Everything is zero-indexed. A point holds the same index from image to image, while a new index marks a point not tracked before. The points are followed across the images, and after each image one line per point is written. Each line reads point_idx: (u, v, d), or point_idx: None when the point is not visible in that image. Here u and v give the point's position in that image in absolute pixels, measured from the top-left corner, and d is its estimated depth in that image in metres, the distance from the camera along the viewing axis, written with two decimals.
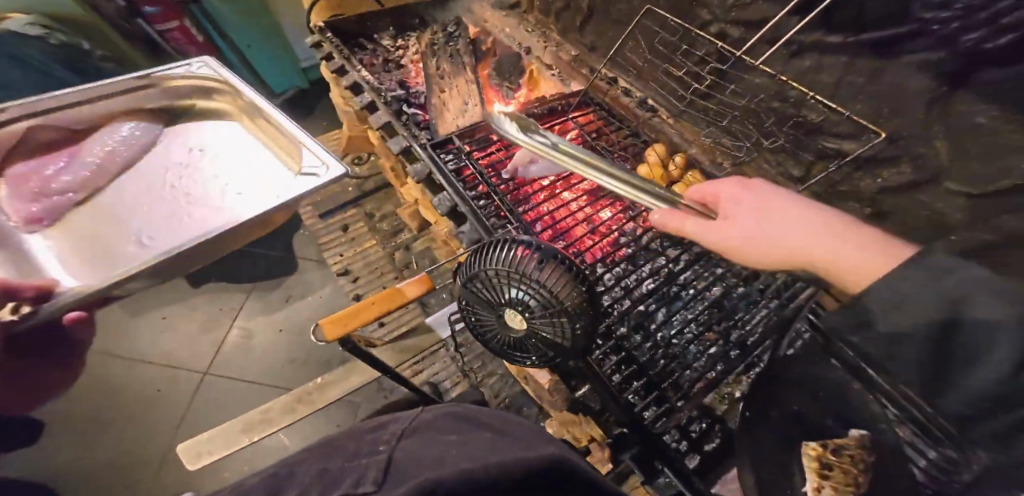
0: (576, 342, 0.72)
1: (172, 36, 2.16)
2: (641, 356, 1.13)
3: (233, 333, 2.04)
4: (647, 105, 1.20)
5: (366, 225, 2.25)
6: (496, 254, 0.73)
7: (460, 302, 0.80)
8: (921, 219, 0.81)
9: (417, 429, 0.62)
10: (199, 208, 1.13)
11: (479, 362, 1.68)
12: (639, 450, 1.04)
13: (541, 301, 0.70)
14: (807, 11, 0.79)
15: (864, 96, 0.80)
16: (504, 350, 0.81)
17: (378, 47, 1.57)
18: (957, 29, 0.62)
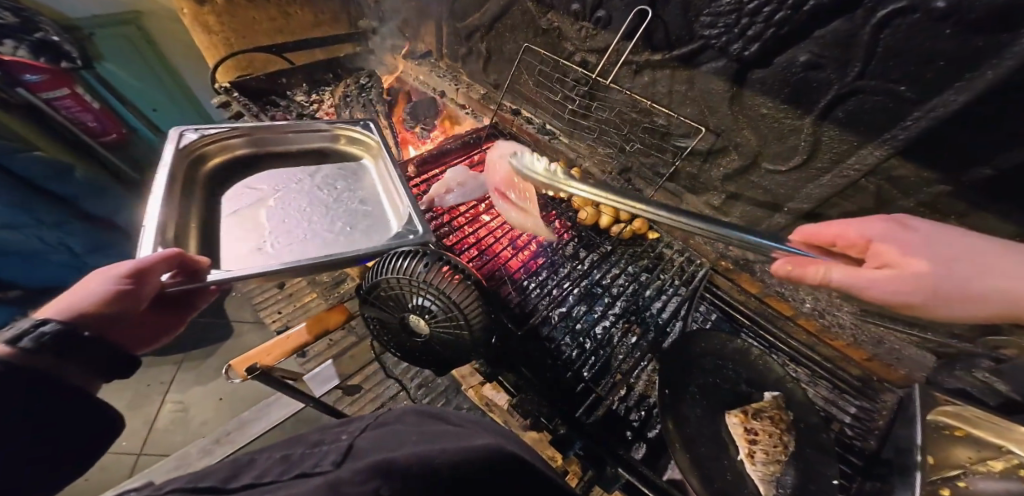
0: (478, 334, 0.75)
1: (63, 105, 1.84)
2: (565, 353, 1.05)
3: (164, 410, 1.87)
4: (545, 129, 1.36)
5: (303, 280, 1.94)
6: (396, 264, 0.78)
7: (370, 319, 0.83)
8: (762, 196, 0.99)
9: (382, 423, 0.54)
10: (312, 243, 0.97)
11: (442, 399, 1.54)
12: (583, 443, 0.90)
13: (438, 299, 0.74)
14: (634, 36, 0.99)
15: (689, 101, 0.99)
16: (426, 362, 0.82)
17: (293, 104, 1.64)
18: (727, 42, 0.83)
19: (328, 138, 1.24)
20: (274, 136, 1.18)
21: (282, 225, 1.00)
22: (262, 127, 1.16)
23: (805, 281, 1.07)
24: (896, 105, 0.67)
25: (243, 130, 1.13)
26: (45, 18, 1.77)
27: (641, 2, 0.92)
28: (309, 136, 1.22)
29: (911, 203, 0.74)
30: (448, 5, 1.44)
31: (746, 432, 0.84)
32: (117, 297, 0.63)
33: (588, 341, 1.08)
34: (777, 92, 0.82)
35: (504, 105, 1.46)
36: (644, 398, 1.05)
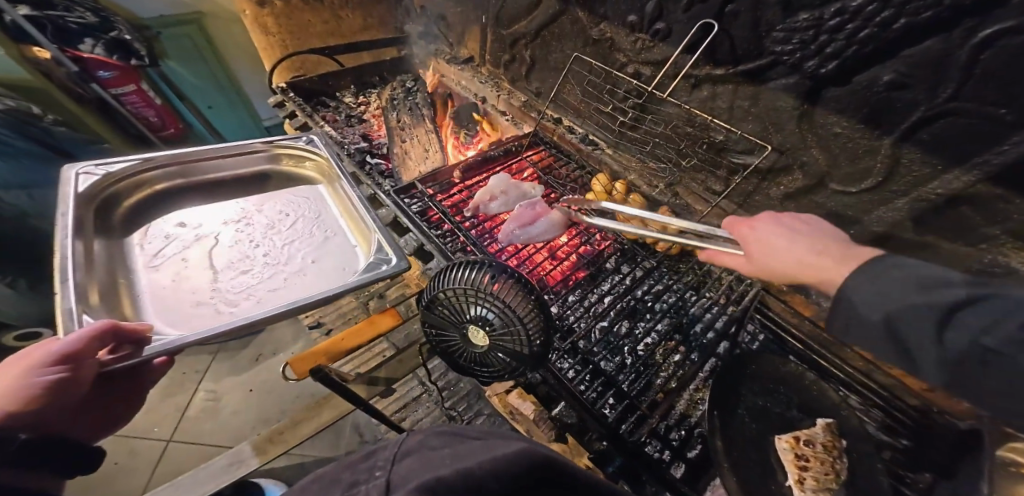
0: (536, 348, 0.74)
1: (130, 100, 2.14)
2: (609, 369, 1.01)
3: (197, 397, 1.93)
4: (589, 140, 1.34)
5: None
6: (459, 274, 0.78)
7: (425, 327, 0.83)
8: (824, 217, 0.95)
9: (409, 452, 0.51)
10: (273, 282, 0.95)
11: (466, 404, 1.52)
12: (623, 461, 0.85)
13: (499, 311, 0.74)
14: (695, 50, 0.97)
15: (751, 117, 0.96)
16: (477, 372, 0.81)
17: (341, 105, 1.68)
18: (800, 58, 0.81)
19: (268, 160, 1.19)
20: (201, 164, 1.11)
21: (241, 262, 0.98)
22: (187, 155, 1.09)
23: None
24: (991, 130, 0.62)
25: (159, 161, 1.06)
26: (122, 19, 1.98)
27: (706, 15, 0.90)
28: (249, 159, 1.17)
29: (997, 231, 0.68)
30: (495, 12, 1.44)
31: (796, 458, 0.76)
32: (40, 392, 0.63)
33: (629, 356, 1.03)
34: (854, 112, 0.78)
35: (547, 114, 1.46)
36: (684, 417, 0.98)
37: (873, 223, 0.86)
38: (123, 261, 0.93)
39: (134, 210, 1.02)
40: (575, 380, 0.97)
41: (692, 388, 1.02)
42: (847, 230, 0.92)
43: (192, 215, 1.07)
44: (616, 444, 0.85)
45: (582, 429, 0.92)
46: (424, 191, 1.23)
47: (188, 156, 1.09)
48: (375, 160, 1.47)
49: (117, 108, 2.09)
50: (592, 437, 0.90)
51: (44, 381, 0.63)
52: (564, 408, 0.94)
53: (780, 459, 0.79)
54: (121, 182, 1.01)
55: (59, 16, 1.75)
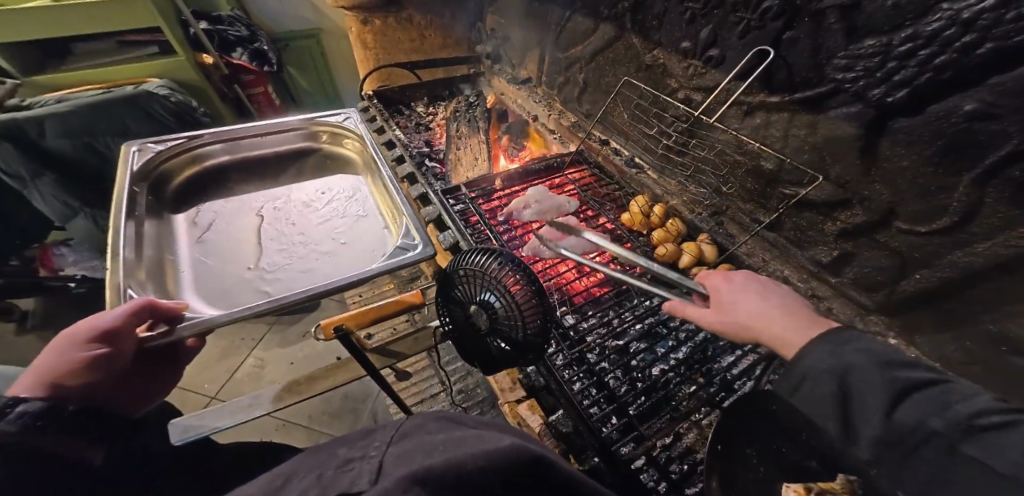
0: (534, 338, 0.74)
1: (257, 99, 2.62)
2: (617, 388, 0.95)
3: (247, 362, 2.13)
4: (634, 163, 1.34)
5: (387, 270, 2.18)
6: (474, 257, 0.82)
7: (433, 301, 0.86)
8: (886, 258, 0.86)
9: (405, 435, 0.47)
10: (307, 258, 1.05)
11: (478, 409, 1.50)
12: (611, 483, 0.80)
13: (502, 297, 0.76)
14: (748, 76, 0.96)
15: (807, 147, 0.91)
16: (474, 356, 0.82)
17: (413, 113, 1.89)
18: (865, 86, 0.76)
19: (308, 139, 1.34)
20: (245, 141, 1.28)
21: (284, 236, 1.11)
22: (234, 133, 1.26)
23: (926, 363, 0.86)
24: None
25: (204, 137, 1.23)
26: (265, 33, 2.49)
27: (762, 43, 0.90)
28: (287, 137, 1.33)
29: None
30: (553, 37, 1.55)
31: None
32: (86, 366, 0.69)
33: (641, 379, 0.97)
34: (926, 144, 0.71)
35: (594, 135, 1.48)
36: (689, 452, 0.88)
37: (946, 268, 0.75)
38: (173, 239, 1.05)
39: (190, 186, 1.19)
40: (580, 393, 0.91)
41: (704, 424, 0.93)
42: (912, 274, 0.82)
43: (244, 193, 1.22)
44: (606, 461, 0.79)
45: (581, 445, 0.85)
46: (466, 193, 1.31)
47: (235, 134, 1.27)
48: (432, 162, 1.60)
49: (247, 104, 2.58)
50: (588, 453, 0.83)
51: (93, 355, 0.69)
52: (561, 415, 0.86)
53: None
54: (177, 158, 1.19)
55: (223, 30, 2.23)
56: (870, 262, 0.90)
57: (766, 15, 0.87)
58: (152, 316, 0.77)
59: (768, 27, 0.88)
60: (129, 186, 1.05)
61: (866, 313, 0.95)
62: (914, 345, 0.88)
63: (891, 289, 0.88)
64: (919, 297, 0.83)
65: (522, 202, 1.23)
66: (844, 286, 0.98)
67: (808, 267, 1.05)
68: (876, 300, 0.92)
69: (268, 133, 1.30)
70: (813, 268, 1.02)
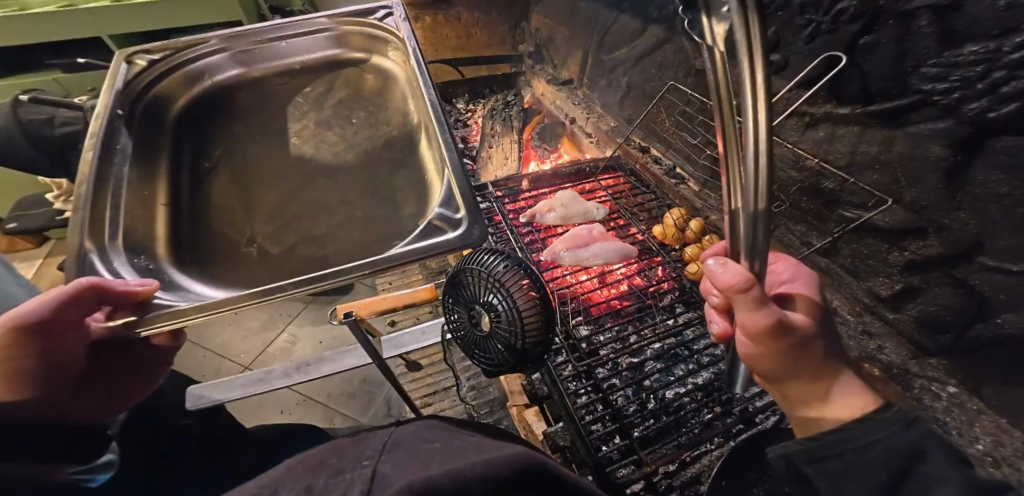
0: (533, 347, 0.71)
1: None
2: (626, 409, 0.90)
3: (279, 338, 2.18)
4: (675, 173, 1.25)
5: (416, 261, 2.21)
6: (481, 256, 0.79)
7: (441, 296, 0.85)
8: (960, 299, 0.75)
9: (396, 444, 0.48)
10: (347, 214, 0.79)
11: (488, 409, 1.47)
12: None
13: (504, 301, 0.72)
14: (813, 85, 0.87)
15: (878, 166, 0.81)
16: (476, 358, 0.80)
17: (454, 110, 1.95)
18: (959, 99, 0.65)
19: (337, 42, 1.11)
20: (271, 46, 1.09)
21: (280, 177, 0.87)
22: (253, 38, 1.08)
23: (990, 420, 0.76)
24: None
25: (238, 44, 1.07)
26: None
27: (835, 48, 0.81)
28: (313, 40, 1.11)
29: None
30: (599, 38, 1.50)
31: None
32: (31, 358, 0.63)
33: (652, 401, 0.92)
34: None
35: (634, 140, 1.42)
36: (692, 483, 0.80)
37: None
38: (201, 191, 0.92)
39: (200, 103, 1.01)
40: (583, 410, 0.87)
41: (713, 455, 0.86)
42: (991, 320, 0.71)
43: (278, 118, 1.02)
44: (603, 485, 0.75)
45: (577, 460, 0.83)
46: (493, 192, 1.28)
47: (255, 38, 1.09)
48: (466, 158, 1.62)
49: None
50: (584, 470, 0.80)
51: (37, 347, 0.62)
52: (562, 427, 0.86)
53: None
54: (171, 75, 1.01)
55: None
56: (939, 299, 0.79)
57: (841, 17, 0.78)
58: (106, 303, 0.57)
59: (842, 31, 0.79)
60: (112, 107, 0.86)
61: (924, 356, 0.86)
62: (977, 396, 0.79)
63: (963, 334, 0.77)
64: (992, 346, 0.72)
65: (549, 206, 1.18)
66: (904, 324, 0.88)
67: (863, 299, 0.95)
68: (940, 341, 0.82)
69: (296, 33, 1.10)
70: (869, 300, 0.93)
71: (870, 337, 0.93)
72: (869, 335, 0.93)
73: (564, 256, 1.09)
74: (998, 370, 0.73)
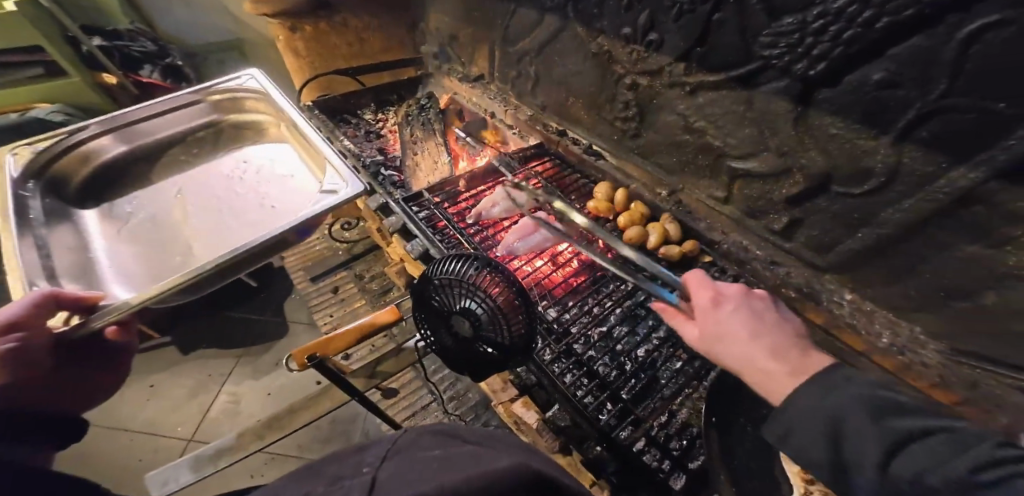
0: (519, 340, 0.76)
1: None
2: (607, 372, 1.01)
3: (218, 401, 1.92)
4: (592, 150, 1.40)
5: (356, 286, 2.09)
6: (450, 265, 0.81)
7: (413, 316, 0.86)
8: (834, 222, 0.93)
9: (399, 451, 0.47)
10: (263, 213, 1.21)
11: (472, 414, 1.52)
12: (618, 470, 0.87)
13: (483, 303, 0.76)
14: (687, 59, 1.01)
15: (747, 122, 0.98)
16: (465, 367, 0.82)
17: (360, 122, 1.85)
18: (790, 61, 0.82)
19: (211, 112, 1.45)
20: (144, 125, 1.35)
21: (202, 198, 1.27)
22: (121, 120, 1.31)
23: (882, 315, 0.96)
24: (990, 124, 0.61)
25: (110, 125, 1.28)
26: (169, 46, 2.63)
27: (695, 25, 0.95)
28: (187, 113, 1.42)
29: (1018, 231, 0.64)
30: (498, 32, 1.54)
31: (803, 470, 0.66)
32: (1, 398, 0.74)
33: (628, 362, 1.03)
34: (848, 112, 0.78)
35: (551, 126, 1.52)
36: (686, 426, 0.93)
37: (879, 224, 0.84)
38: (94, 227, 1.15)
39: (106, 173, 1.28)
40: (572, 385, 0.96)
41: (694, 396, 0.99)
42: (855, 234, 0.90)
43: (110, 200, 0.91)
44: (609, 449, 0.87)
45: (582, 436, 0.90)
46: (432, 200, 1.27)
47: (120, 120, 1.31)
48: (388, 171, 1.56)
49: None
50: (590, 443, 0.88)
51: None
52: (558, 410, 0.93)
53: (788, 470, 0.70)
54: (72, 154, 1.22)
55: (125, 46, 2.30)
56: (817, 224, 0.97)
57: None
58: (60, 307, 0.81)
59: (699, 11, 0.93)
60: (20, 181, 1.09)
61: (820, 273, 1.04)
62: (867, 298, 0.98)
63: (839, 248, 0.95)
64: (859, 253, 0.92)
65: (491, 202, 1.23)
66: (799, 250, 1.05)
67: (765, 236, 1.11)
68: (828, 259, 1.00)
69: (172, 106, 1.39)
70: (770, 235, 1.09)
71: (777, 265, 1.09)
72: (777, 264, 1.09)
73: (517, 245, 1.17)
74: (863, 270, 0.94)
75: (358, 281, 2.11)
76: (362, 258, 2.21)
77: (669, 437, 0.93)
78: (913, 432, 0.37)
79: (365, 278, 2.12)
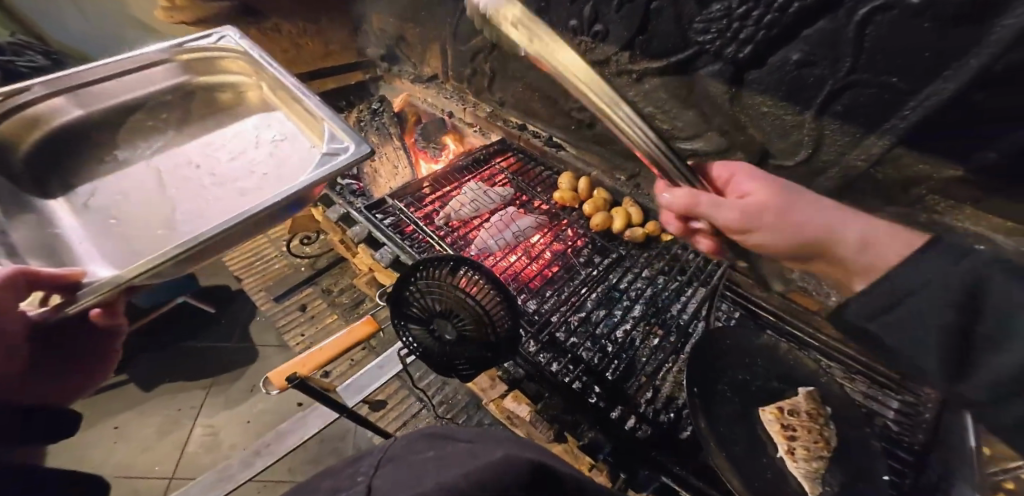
0: (503, 336, 0.79)
1: None
2: (590, 357, 1.06)
3: (193, 435, 1.84)
4: (553, 141, 1.43)
5: (324, 301, 2.04)
6: (425, 269, 0.82)
7: (393, 325, 0.86)
8: None
9: (392, 457, 0.50)
10: (253, 181, 0.99)
11: (464, 416, 1.53)
12: (614, 446, 0.94)
13: (465, 303, 0.78)
14: (632, 48, 1.06)
15: (691, 105, 1.04)
16: (451, 369, 0.84)
17: None
18: (721, 46, 0.88)
19: (183, 73, 1.16)
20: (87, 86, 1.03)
21: (180, 170, 1.01)
22: (77, 79, 1.01)
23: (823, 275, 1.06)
24: (891, 98, 0.68)
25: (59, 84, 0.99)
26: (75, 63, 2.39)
27: (636, 15, 0.99)
28: (149, 73, 1.11)
29: (922, 192, 0.73)
30: (448, 30, 1.53)
31: (784, 429, 0.81)
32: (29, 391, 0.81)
33: (609, 344, 1.09)
34: (774, 91, 0.85)
35: (511, 121, 1.54)
36: (671, 399, 1.02)
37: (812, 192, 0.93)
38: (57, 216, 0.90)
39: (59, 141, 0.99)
40: (559, 373, 1.01)
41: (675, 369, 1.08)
42: None
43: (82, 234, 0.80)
44: (601, 428, 0.93)
45: (575, 421, 0.99)
46: (397, 206, 1.26)
47: (71, 79, 1.01)
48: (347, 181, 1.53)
49: None
50: (583, 428, 0.98)
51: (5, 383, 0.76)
52: (549, 400, 1.01)
53: (768, 430, 0.83)
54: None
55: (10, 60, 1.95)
56: None
57: None
58: (40, 286, 0.65)
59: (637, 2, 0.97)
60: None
61: None
62: None
63: None
64: None
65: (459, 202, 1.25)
66: None
67: None
68: None
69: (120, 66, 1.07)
70: None
71: None
72: None
73: (490, 243, 1.21)
74: None
75: (326, 296, 2.06)
76: (328, 273, 2.15)
77: (656, 410, 1.02)
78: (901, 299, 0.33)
79: (334, 292, 2.07)
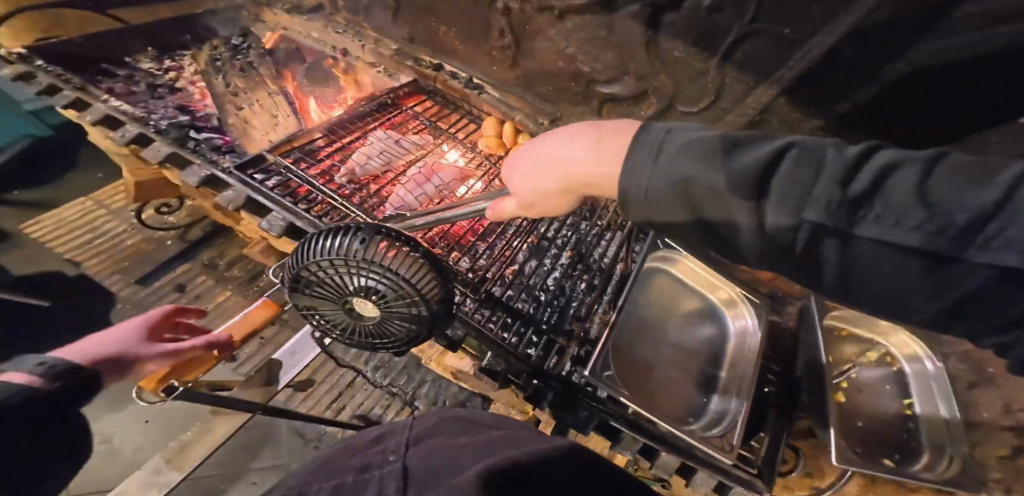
0: (439, 309, 0.66)
1: None
2: (525, 309, 1.12)
3: None
4: (473, 83, 1.41)
5: (211, 277, 1.77)
6: (319, 245, 0.63)
7: (298, 310, 0.72)
8: None
9: (423, 437, 0.53)
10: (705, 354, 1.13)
11: (404, 376, 1.55)
12: (556, 394, 0.99)
13: (388, 281, 0.62)
14: None
15: (609, 46, 1.14)
16: (384, 345, 0.73)
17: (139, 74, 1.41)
18: None
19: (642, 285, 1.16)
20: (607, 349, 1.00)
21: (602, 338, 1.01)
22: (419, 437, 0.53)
23: None
24: None
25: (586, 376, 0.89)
26: None
27: None
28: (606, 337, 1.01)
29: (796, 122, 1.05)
30: None
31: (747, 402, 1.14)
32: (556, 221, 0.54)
33: (543, 294, 1.16)
34: (687, 34, 1.03)
35: (425, 61, 1.47)
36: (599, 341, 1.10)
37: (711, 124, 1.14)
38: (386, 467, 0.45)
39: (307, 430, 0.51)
40: (497, 328, 1.03)
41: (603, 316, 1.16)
42: None
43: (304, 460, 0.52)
44: (542, 379, 0.99)
45: (517, 373, 1.01)
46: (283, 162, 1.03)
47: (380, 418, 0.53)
48: (205, 134, 1.19)
49: None
50: (526, 378, 1.00)
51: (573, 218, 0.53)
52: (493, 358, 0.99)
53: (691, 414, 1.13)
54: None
55: None
56: None
57: None
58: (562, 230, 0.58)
59: None
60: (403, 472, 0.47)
61: None
62: None
63: None
64: None
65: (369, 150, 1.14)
66: None
67: None
68: None
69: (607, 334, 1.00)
70: None
71: None
72: None
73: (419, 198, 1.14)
74: None
75: None
76: (210, 245, 1.85)
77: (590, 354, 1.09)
78: (768, 163, 0.34)
79: (221, 265, 1.81)
